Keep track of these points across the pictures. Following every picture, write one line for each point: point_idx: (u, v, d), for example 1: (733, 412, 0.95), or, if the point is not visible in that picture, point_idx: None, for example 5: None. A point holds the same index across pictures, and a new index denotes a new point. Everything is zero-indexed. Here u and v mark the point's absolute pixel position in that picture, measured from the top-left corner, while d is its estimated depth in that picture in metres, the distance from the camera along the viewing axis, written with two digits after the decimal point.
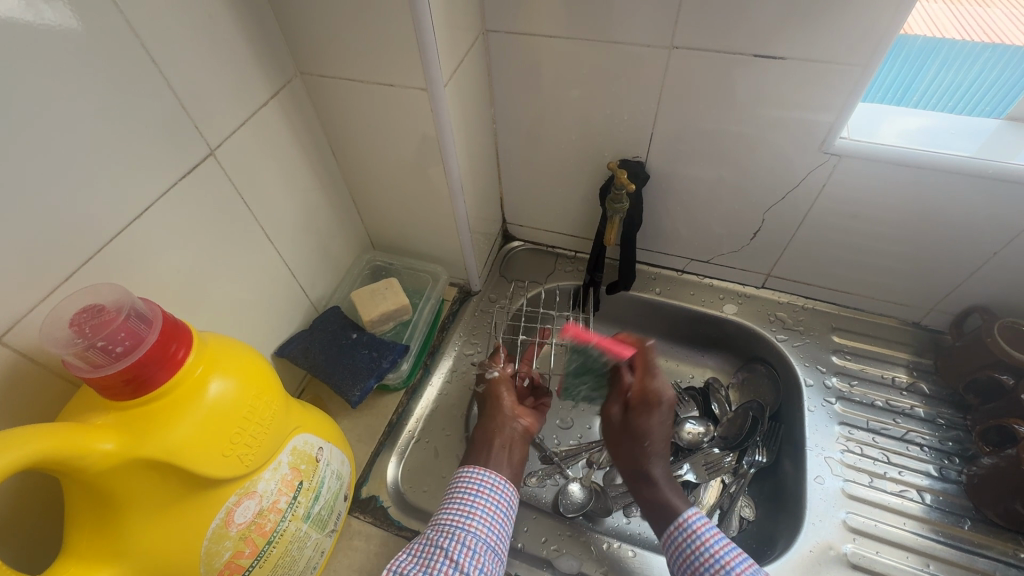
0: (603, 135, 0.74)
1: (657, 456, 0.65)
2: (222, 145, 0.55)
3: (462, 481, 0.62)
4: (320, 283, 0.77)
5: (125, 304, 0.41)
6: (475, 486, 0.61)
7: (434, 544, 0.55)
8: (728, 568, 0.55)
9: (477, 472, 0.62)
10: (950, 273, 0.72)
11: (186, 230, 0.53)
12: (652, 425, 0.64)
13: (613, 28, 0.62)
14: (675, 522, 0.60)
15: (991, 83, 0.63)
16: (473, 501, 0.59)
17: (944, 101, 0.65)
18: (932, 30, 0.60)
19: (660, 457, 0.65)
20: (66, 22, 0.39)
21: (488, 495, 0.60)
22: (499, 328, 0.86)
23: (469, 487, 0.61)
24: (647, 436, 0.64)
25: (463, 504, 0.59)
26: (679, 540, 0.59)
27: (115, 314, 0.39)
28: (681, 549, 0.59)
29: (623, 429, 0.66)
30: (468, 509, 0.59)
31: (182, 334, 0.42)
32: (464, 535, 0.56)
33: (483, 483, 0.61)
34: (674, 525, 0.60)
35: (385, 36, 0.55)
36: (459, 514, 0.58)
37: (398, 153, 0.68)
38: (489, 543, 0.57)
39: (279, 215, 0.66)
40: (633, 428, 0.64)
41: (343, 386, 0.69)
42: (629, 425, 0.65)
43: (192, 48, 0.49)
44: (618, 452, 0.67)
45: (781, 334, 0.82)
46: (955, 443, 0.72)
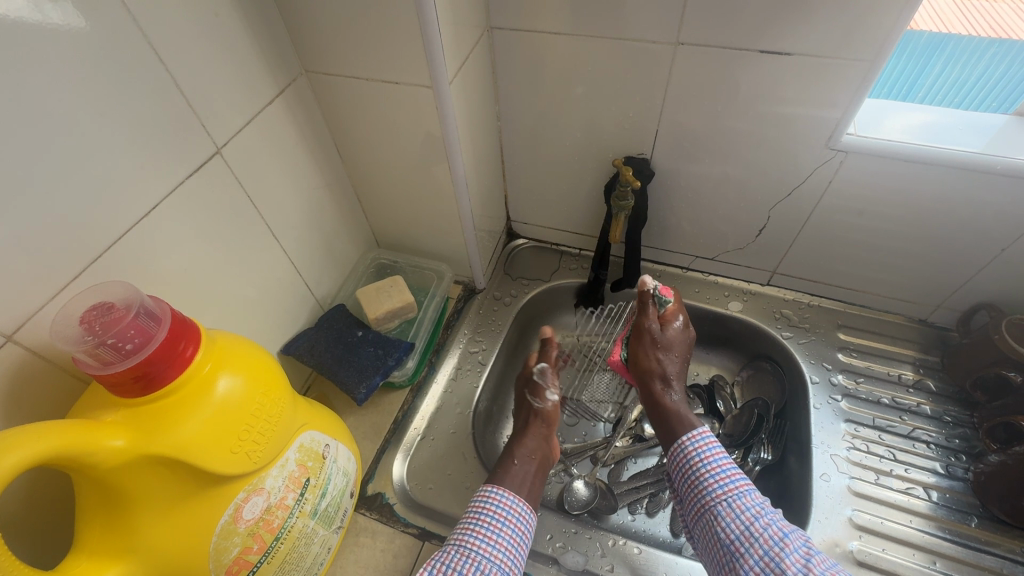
0: (608, 132, 0.74)
1: (674, 375, 0.67)
2: (228, 143, 0.55)
3: (488, 503, 0.61)
4: (326, 280, 0.77)
5: (134, 301, 0.41)
6: (503, 511, 0.60)
7: (457, 568, 0.55)
8: (733, 482, 0.57)
9: (504, 495, 0.62)
10: (957, 270, 0.71)
11: (193, 228, 0.54)
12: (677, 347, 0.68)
13: (617, 24, 0.62)
14: (686, 434, 0.62)
15: (999, 79, 0.62)
16: (500, 529, 0.59)
17: (950, 97, 0.65)
18: (937, 25, 0.60)
19: (676, 374, 0.67)
20: (74, 23, 0.40)
21: (515, 524, 0.60)
22: (503, 326, 0.86)
23: (497, 513, 0.60)
24: (676, 351, 0.68)
25: (490, 531, 0.58)
26: (689, 451, 0.60)
27: (124, 312, 0.40)
28: (689, 461, 0.60)
29: (656, 340, 0.68)
30: (495, 537, 0.58)
31: (190, 332, 0.42)
32: (489, 565, 0.56)
33: (512, 511, 0.61)
34: (684, 437, 0.62)
35: (390, 36, 0.55)
36: (485, 541, 0.57)
37: (403, 151, 0.68)
38: (510, 572, 0.57)
39: (285, 213, 0.66)
40: (667, 341, 0.68)
41: (349, 383, 0.69)
42: (661, 336, 0.68)
43: (198, 48, 0.49)
44: (641, 357, 0.68)
45: (787, 331, 0.82)
46: (962, 440, 0.71)
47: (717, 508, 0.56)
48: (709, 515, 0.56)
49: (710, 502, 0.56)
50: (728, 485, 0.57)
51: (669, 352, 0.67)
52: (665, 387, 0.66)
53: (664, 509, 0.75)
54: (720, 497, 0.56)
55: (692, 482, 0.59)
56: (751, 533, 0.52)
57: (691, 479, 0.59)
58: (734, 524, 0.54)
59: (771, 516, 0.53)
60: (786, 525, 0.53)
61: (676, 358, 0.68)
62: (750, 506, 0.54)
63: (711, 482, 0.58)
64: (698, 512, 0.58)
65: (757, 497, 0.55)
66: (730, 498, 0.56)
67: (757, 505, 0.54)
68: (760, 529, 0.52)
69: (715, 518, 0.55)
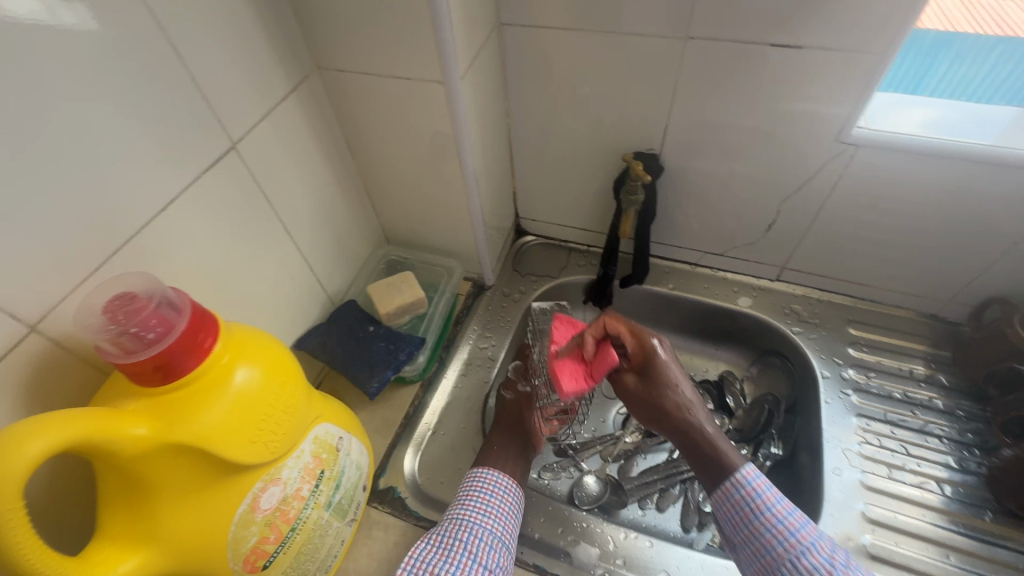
0: (617, 128, 0.74)
1: (690, 404, 0.59)
2: (243, 139, 0.56)
3: (478, 482, 0.64)
4: (336, 276, 0.78)
5: (155, 292, 0.41)
6: (491, 486, 0.63)
7: (454, 536, 0.57)
8: (793, 534, 0.52)
9: (492, 473, 0.65)
10: (968, 264, 0.71)
11: (208, 223, 0.54)
12: (670, 372, 0.61)
13: (626, 20, 0.62)
14: (731, 479, 0.56)
15: (1003, 78, 0.63)
16: (489, 501, 0.61)
17: (959, 94, 0.65)
18: (941, 22, 0.60)
19: (693, 400, 0.59)
20: (95, 18, 0.40)
21: (502, 497, 0.62)
22: (512, 322, 0.86)
23: (485, 487, 0.63)
24: (675, 383, 0.60)
25: (479, 503, 0.61)
26: (737, 499, 0.55)
27: (146, 302, 0.40)
28: (738, 510, 0.55)
29: (646, 391, 0.61)
30: (484, 508, 0.60)
31: (209, 324, 0.43)
32: (481, 530, 0.58)
33: (499, 484, 0.63)
34: (730, 482, 0.56)
35: (402, 30, 0.56)
36: (475, 511, 0.60)
37: (413, 147, 0.69)
38: (502, 540, 0.59)
39: (296, 209, 0.66)
40: (659, 376, 0.60)
41: (361, 378, 0.69)
42: (647, 384, 0.61)
43: (213, 44, 0.50)
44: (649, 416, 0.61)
45: (797, 327, 0.82)
46: (975, 435, 0.71)
47: (780, 569, 0.51)
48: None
49: (772, 562, 0.52)
50: (789, 539, 0.52)
51: (669, 387, 0.60)
52: (685, 425, 0.59)
53: (674, 505, 0.75)
54: (783, 555, 0.51)
55: (745, 533, 0.54)
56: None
57: (742, 530, 0.54)
58: None
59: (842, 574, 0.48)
60: None
61: (671, 386, 0.60)
62: (819, 565, 0.49)
63: (768, 537, 0.53)
64: (759, 569, 0.53)
65: (824, 549, 0.50)
66: (794, 555, 0.51)
67: (825, 561, 0.49)
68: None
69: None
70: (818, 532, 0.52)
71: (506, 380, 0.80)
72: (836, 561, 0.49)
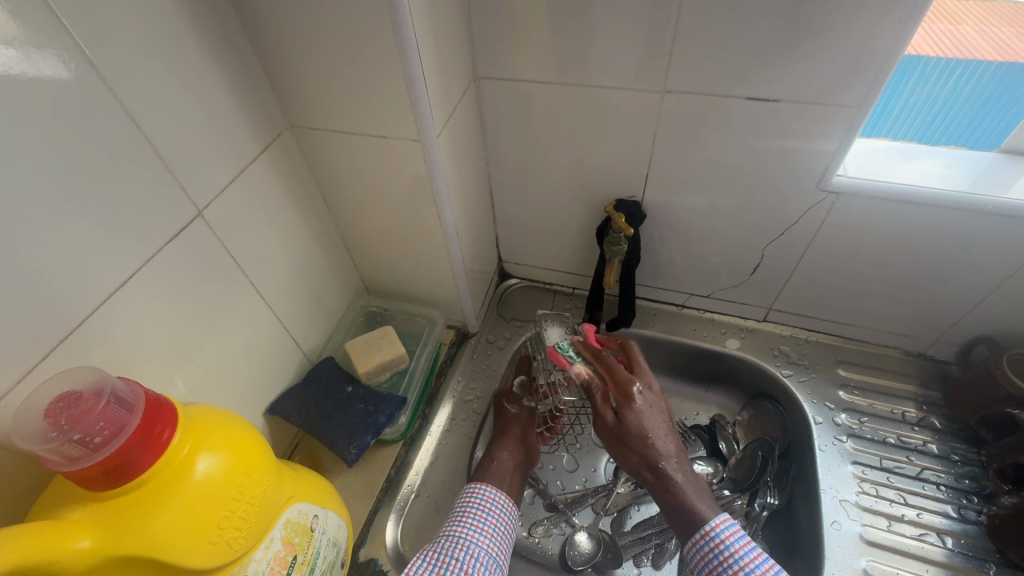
0: (598, 177, 0.74)
1: (670, 455, 0.59)
2: (210, 205, 0.54)
3: (475, 498, 0.65)
4: (313, 333, 0.75)
5: (104, 386, 0.37)
6: (488, 504, 0.65)
7: (449, 554, 0.57)
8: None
9: (489, 491, 0.66)
10: (955, 304, 0.71)
11: (173, 295, 0.52)
12: (646, 421, 0.58)
13: (603, 74, 0.62)
14: (699, 530, 0.57)
15: (968, 116, 0.63)
16: (484, 518, 0.63)
17: (924, 113, 0.64)
18: (927, 33, 0.59)
19: (671, 452, 0.59)
20: (67, 73, 0.39)
21: (495, 513, 0.64)
22: (497, 371, 0.84)
23: (481, 504, 0.64)
24: (649, 433, 0.58)
25: (475, 520, 0.62)
26: (705, 550, 0.56)
27: (93, 402, 0.36)
28: (706, 560, 0.55)
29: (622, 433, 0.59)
30: (480, 525, 0.62)
31: (166, 415, 0.39)
32: (476, 548, 0.59)
33: (495, 502, 0.65)
34: (700, 534, 0.56)
35: (377, 90, 0.55)
36: (471, 528, 0.61)
37: (391, 200, 0.67)
38: (496, 559, 0.60)
39: (269, 267, 0.64)
40: (635, 424, 0.58)
41: (339, 444, 0.66)
42: (623, 426, 0.59)
43: (181, 112, 0.48)
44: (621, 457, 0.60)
45: (787, 370, 0.80)
46: (972, 481, 0.69)
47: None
48: None
49: None
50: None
51: (650, 436, 0.58)
52: (663, 477, 0.58)
53: (670, 561, 0.73)
54: None
55: None
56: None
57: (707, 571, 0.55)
58: None
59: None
60: None
61: (647, 423, 0.58)
62: None
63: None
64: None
65: None
66: None
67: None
68: None
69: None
70: None
71: (508, 393, 0.80)
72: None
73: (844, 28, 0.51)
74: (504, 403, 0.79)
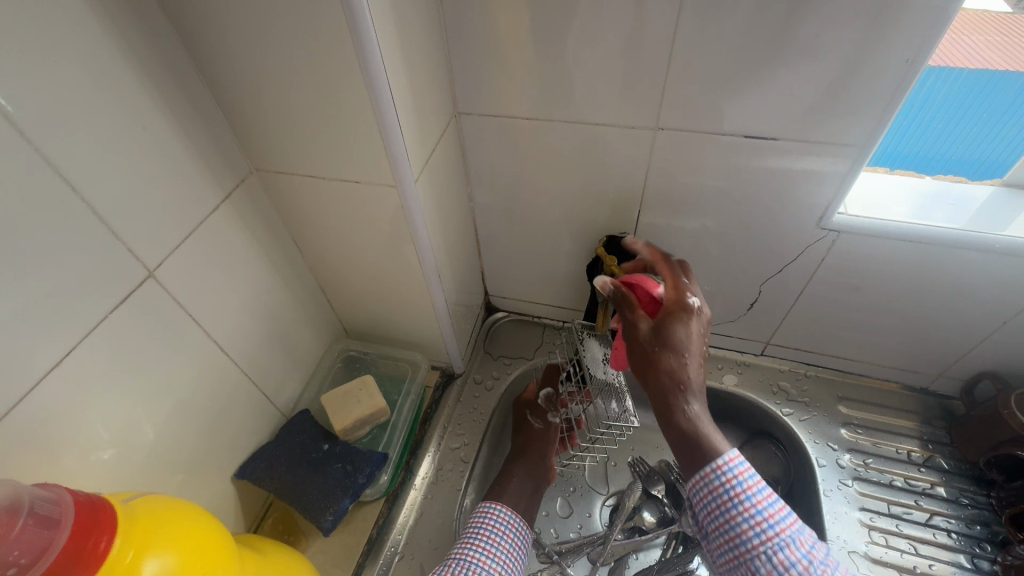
0: (587, 213, 0.71)
1: (693, 383, 0.48)
2: (163, 264, 0.49)
3: (488, 519, 0.64)
4: (287, 385, 0.70)
5: (22, 500, 0.32)
6: (501, 526, 0.63)
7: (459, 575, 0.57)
8: (773, 527, 0.46)
9: (503, 513, 0.65)
10: (958, 341, 0.68)
11: (121, 365, 0.47)
12: (687, 335, 0.49)
13: (589, 111, 0.59)
14: (710, 465, 0.48)
15: (970, 142, 0.59)
16: (497, 542, 0.62)
17: (937, 124, 0.58)
18: (1003, 33, 0.53)
19: (696, 380, 0.48)
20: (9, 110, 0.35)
21: (509, 537, 0.63)
22: (486, 414, 0.80)
23: (494, 526, 0.63)
24: (687, 348, 0.49)
25: (488, 545, 0.61)
26: (715, 487, 0.47)
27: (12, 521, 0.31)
28: (713, 497, 0.48)
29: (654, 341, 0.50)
30: (492, 550, 0.61)
31: (104, 521, 0.35)
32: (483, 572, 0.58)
33: (509, 525, 0.64)
34: (710, 467, 0.48)
35: (348, 133, 0.50)
36: (483, 553, 0.60)
37: (368, 244, 0.63)
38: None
39: (235, 322, 0.59)
40: (670, 331, 0.49)
41: (315, 509, 0.62)
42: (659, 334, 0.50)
43: (125, 168, 0.44)
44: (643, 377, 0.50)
45: (787, 408, 0.77)
46: (983, 527, 0.67)
47: (754, 563, 0.46)
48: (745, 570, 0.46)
49: (745, 555, 0.46)
50: (766, 531, 0.46)
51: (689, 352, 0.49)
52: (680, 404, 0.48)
53: None
54: (758, 549, 0.46)
55: (718, 523, 0.48)
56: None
57: (716, 519, 0.48)
58: None
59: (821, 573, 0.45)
60: None
61: (689, 338, 0.49)
62: (797, 561, 0.45)
63: (744, 528, 0.47)
64: (722, 550, 0.48)
65: (803, 545, 0.45)
66: (770, 550, 0.45)
67: (804, 558, 0.45)
68: None
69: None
70: (797, 525, 0.46)
71: (535, 408, 0.80)
72: (816, 558, 0.45)
73: (839, 66, 0.49)
74: (529, 417, 0.81)
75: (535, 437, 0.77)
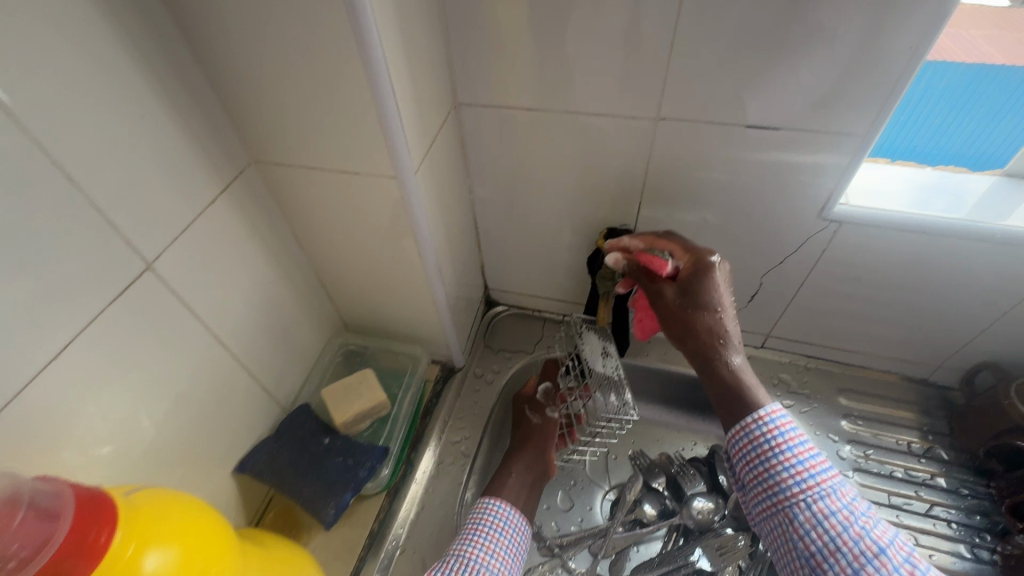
0: (588, 205, 0.70)
1: (728, 337, 0.54)
2: (161, 256, 0.48)
3: (488, 516, 0.64)
4: (286, 379, 0.70)
5: (22, 495, 0.32)
6: (500, 522, 0.63)
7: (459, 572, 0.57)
8: (813, 476, 0.49)
9: (502, 509, 0.65)
10: (959, 332, 0.68)
11: (118, 359, 0.46)
12: (716, 295, 0.55)
13: (591, 101, 0.59)
14: (753, 415, 0.52)
15: (968, 135, 0.60)
16: (496, 539, 0.62)
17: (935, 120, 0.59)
18: (1003, 27, 0.52)
19: (730, 334, 0.54)
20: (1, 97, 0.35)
21: (509, 533, 0.63)
22: (487, 407, 0.79)
23: (493, 522, 0.63)
24: (718, 308, 0.54)
25: (487, 540, 0.61)
26: (757, 437, 0.52)
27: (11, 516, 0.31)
28: (755, 447, 0.52)
29: (685, 304, 0.56)
30: (492, 546, 0.61)
31: (104, 514, 0.34)
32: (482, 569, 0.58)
33: (508, 521, 0.64)
34: (752, 419, 0.52)
35: (348, 123, 0.50)
36: (483, 548, 0.60)
37: (368, 236, 0.63)
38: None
39: (234, 315, 0.59)
40: (699, 293, 0.55)
41: (317, 502, 0.63)
42: (689, 297, 0.56)
43: (121, 158, 0.43)
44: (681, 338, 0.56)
45: (787, 400, 0.78)
46: (983, 517, 0.67)
47: (793, 510, 0.49)
48: (782, 517, 0.50)
49: (784, 503, 0.50)
50: (806, 480, 0.49)
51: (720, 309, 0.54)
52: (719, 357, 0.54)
53: None
54: (797, 497, 0.49)
55: (759, 473, 0.52)
56: (838, 545, 0.46)
57: (755, 468, 0.52)
58: (815, 531, 0.47)
59: (863, 523, 0.47)
60: (880, 533, 0.46)
61: (717, 297, 0.55)
62: (836, 510, 0.47)
63: (784, 477, 0.50)
64: (760, 496, 0.52)
65: (843, 496, 0.48)
66: (810, 498, 0.49)
67: (844, 508, 0.47)
68: (851, 542, 0.46)
69: (790, 523, 0.49)
70: (838, 478, 0.49)
71: (533, 403, 0.79)
72: (856, 509, 0.47)
73: (844, 54, 0.48)
74: (528, 412, 0.79)
75: (533, 434, 0.76)
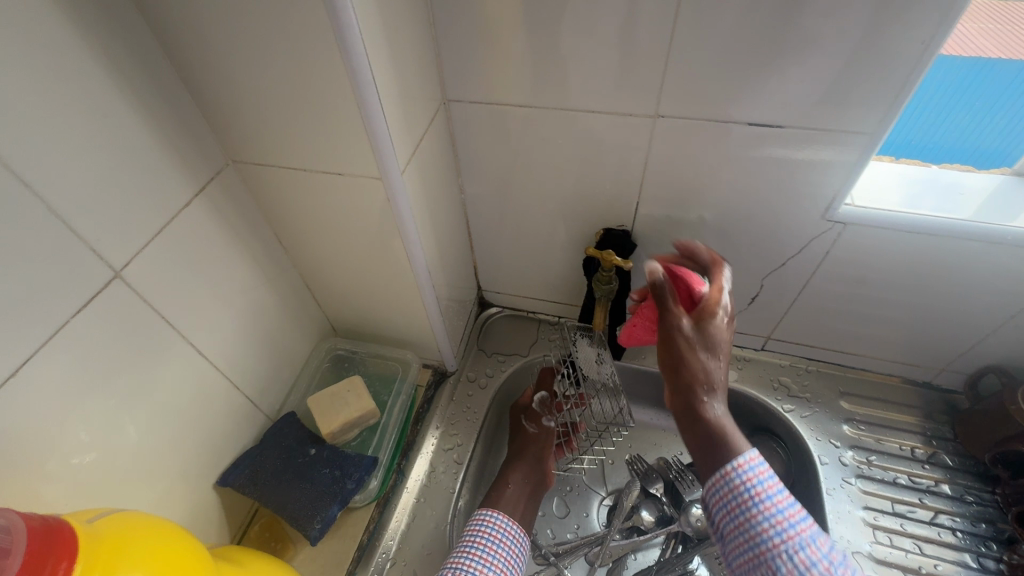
0: (582, 205, 0.68)
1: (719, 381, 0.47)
2: (132, 263, 0.46)
3: (485, 527, 0.62)
4: (271, 386, 0.67)
5: None
6: (498, 534, 0.61)
7: None
8: (792, 527, 0.43)
9: (499, 519, 0.63)
10: (963, 335, 0.67)
11: (87, 373, 0.44)
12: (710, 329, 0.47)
13: (586, 98, 0.56)
14: (731, 464, 0.46)
15: (965, 133, 0.57)
16: (494, 550, 0.60)
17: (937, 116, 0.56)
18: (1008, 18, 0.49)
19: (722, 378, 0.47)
20: None
21: (508, 544, 0.61)
22: (481, 413, 0.77)
23: (491, 533, 0.61)
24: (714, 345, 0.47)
25: (485, 552, 0.59)
26: (732, 484, 0.45)
27: None
28: (729, 495, 0.45)
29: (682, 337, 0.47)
30: (490, 558, 0.59)
31: (61, 547, 0.32)
32: None
33: (506, 532, 0.62)
34: (731, 467, 0.46)
35: (330, 122, 0.47)
36: (480, 561, 0.58)
37: (354, 239, 0.60)
38: None
39: (214, 323, 0.56)
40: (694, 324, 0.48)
41: (301, 518, 0.60)
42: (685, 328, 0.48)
43: (87, 160, 0.40)
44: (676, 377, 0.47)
45: (788, 404, 0.76)
46: (988, 525, 0.66)
47: (776, 564, 0.42)
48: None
49: (766, 559, 0.43)
50: (787, 531, 0.43)
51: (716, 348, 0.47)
52: (705, 401, 0.47)
53: None
54: (777, 550, 0.42)
55: (735, 525, 0.45)
56: None
57: (735, 520, 0.45)
58: None
59: None
60: None
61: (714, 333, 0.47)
62: (821, 563, 0.41)
63: (765, 528, 0.44)
64: (746, 568, 0.44)
65: (826, 547, 0.42)
66: (792, 549, 0.42)
67: (826, 559, 0.41)
68: None
69: None
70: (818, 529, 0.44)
71: (530, 412, 0.77)
72: (839, 562, 0.41)
73: (854, 47, 0.46)
74: (524, 421, 0.77)
75: (529, 444, 0.74)
